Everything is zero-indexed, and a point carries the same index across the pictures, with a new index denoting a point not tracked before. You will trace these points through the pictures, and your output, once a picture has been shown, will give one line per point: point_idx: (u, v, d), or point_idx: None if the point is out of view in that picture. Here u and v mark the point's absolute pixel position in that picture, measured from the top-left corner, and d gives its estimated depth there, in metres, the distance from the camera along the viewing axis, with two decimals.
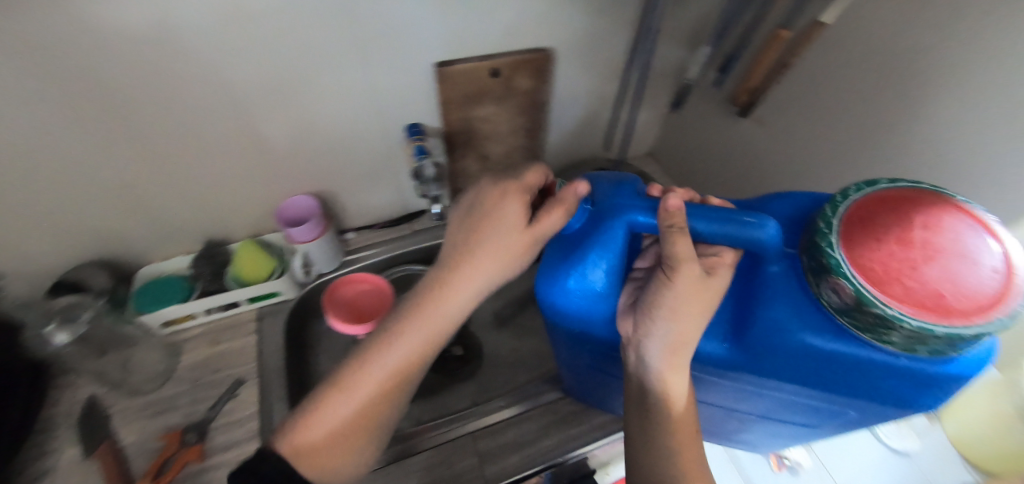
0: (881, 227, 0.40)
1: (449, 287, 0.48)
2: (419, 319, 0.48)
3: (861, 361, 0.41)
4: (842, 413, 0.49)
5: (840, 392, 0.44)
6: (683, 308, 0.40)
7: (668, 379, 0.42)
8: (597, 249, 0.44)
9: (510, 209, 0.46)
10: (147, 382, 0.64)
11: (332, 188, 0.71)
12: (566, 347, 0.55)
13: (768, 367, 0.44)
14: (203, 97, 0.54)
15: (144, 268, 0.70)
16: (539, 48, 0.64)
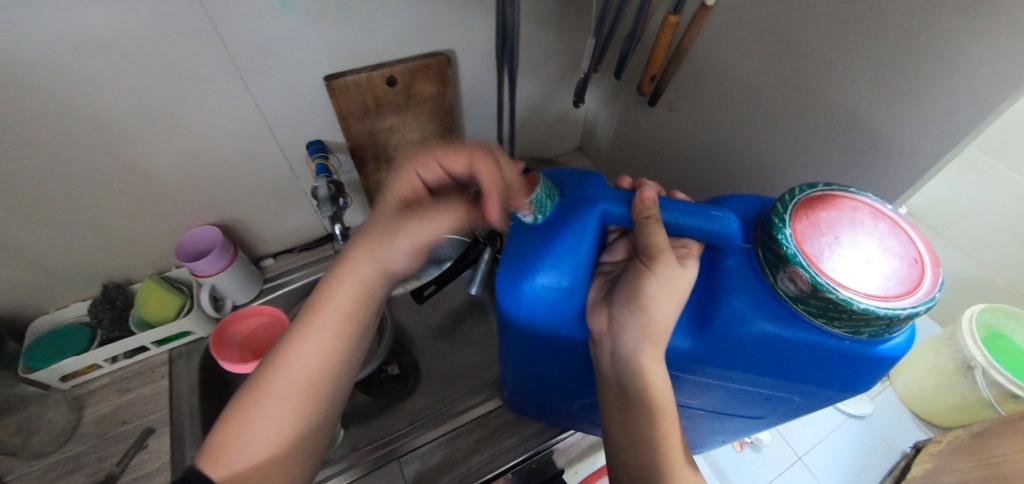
0: (821, 226, 0.40)
1: (362, 263, 0.48)
2: (332, 296, 0.47)
3: (812, 347, 0.39)
4: (791, 401, 0.47)
5: (790, 377, 0.43)
6: (663, 299, 0.39)
7: (648, 369, 0.40)
8: (569, 245, 0.41)
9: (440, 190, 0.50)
10: (51, 441, 0.58)
11: (238, 216, 0.68)
12: (518, 360, 0.51)
13: (723, 357, 0.42)
14: (65, 134, 0.50)
15: (39, 320, 0.64)
16: (434, 52, 0.62)
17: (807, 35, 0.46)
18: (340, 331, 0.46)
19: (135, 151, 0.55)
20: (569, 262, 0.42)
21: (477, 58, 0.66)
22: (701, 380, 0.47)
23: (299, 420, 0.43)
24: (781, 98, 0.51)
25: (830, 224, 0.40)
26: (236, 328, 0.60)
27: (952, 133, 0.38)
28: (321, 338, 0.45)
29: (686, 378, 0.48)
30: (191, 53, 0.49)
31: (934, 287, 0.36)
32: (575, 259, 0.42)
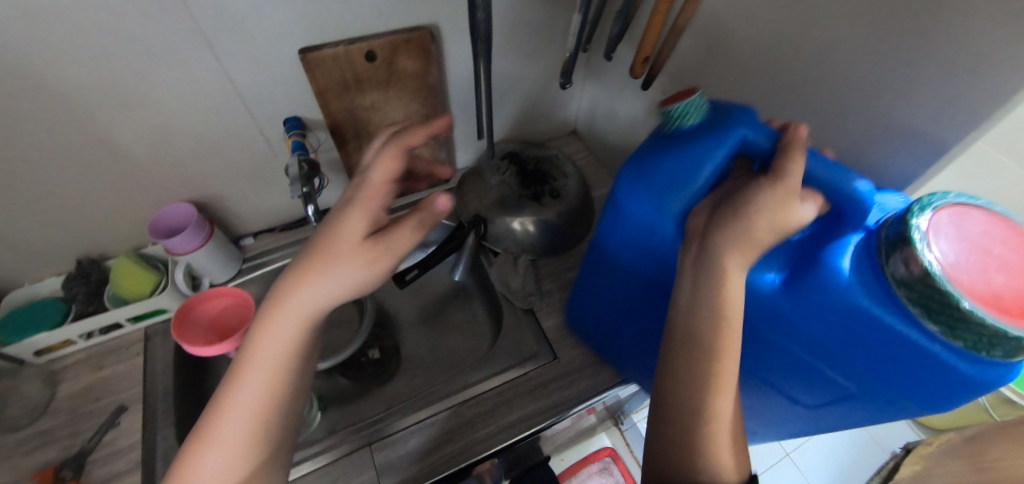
0: (964, 231, 0.33)
1: (293, 294, 0.38)
2: (269, 331, 0.38)
3: (897, 339, 0.32)
4: (850, 406, 0.40)
5: (861, 370, 0.36)
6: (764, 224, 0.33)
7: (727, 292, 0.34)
8: (679, 166, 0.37)
9: (353, 221, 0.38)
10: (23, 415, 0.58)
11: (215, 193, 0.66)
12: (610, 268, 0.49)
13: (799, 313, 0.36)
14: (24, 105, 0.48)
15: (14, 292, 0.63)
16: (416, 26, 0.58)
17: (815, 14, 0.42)
18: (280, 374, 0.38)
19: (101, 126, 0.53)
20: (673, 182, 0.38)
21: (462, 33, 0.63)
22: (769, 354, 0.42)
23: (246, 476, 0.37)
24: (783, 84, 0.48)
25: (1013, 238, 0.33)
26: (201, 310, 0.59)
27: (958, 128, 0.34)
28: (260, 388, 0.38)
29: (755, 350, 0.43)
30: (150, 23, 0.46)
31: None
32: (684, 182, 0.37)
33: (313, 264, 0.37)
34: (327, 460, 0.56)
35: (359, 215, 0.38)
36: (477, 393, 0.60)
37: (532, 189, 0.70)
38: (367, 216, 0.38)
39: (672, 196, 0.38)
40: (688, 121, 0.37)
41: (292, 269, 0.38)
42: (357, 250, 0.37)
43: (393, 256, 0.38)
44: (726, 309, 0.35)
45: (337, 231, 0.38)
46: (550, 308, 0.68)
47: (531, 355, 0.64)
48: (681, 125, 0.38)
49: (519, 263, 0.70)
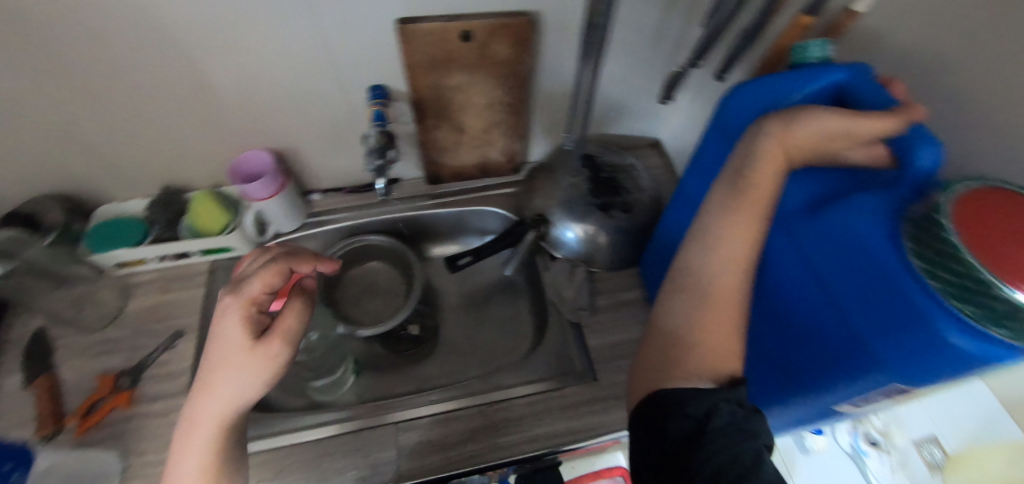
0: None
1: (196, 418, 0.39)
2: (185, 456, 0.39)
3: (877, 265, 0.33)
4: (827, 365, 0.39)
5: (839, 307, 0.37)
6: (797, 139, 0.39)
7: (751, 192, 0.40)
8: (775, 83, 0.42)
9: (230, 329, 0.41)
10: (98, 320, 0.64)
11: (293, 146, 0.67)
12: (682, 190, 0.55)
13: (808, 230, 0.40)
14: (138, 38, 0.50)
15: (105, 206, 0.68)
16: (518, 11, 0.55)
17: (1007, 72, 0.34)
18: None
19: (199, 65, 0.54)
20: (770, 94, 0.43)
21: (563, 24, 0.59)
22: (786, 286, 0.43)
23: None
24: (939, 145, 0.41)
25: None
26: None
27: None
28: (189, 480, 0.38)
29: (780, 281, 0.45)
30: None
31: None
32: (777, 97, 0.42)
33: (213, 373, 0.40)
34: (351, 429, 0.57)
35: (235, 322, 0.41)
36: (508, 398, 0.59)
37: (602, 199, 0.67)
38: (242, 320, 0.41)
39: (760, 108, 0.43)
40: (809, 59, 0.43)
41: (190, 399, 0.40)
42: (241, 358, 0.40)
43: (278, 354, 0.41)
44: (744, 203, 0.41)
45: (221, 340, 0.41)
46: (600, 327, 0.65)
47: (569, 371, 0.62)
48: (801, 60, 0.43)
49: (575, 270, 0.68)
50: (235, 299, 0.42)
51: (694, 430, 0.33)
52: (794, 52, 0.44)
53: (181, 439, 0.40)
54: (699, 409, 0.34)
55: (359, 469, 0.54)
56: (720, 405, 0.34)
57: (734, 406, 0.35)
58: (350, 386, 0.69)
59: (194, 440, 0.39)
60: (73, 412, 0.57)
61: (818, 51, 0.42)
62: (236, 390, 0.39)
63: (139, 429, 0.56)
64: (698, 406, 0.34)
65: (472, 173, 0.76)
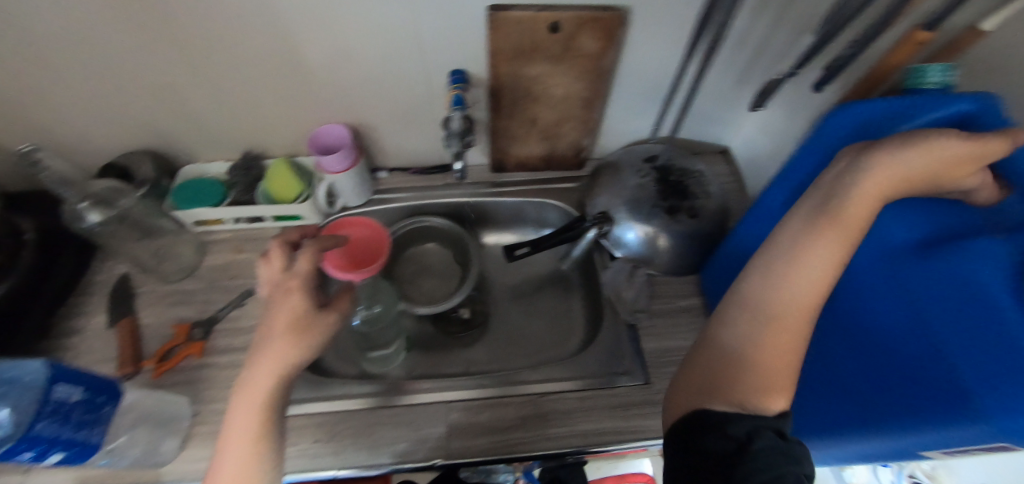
0: None
1: (247, 380, 0.41)
2: (240, 412, 0.40)
3: (1003, 318, 0.32)
4: (902, 405, 0.38)
5: (940, 348, 0.36)
6: (899, 167, 0.37)
7: (842, 217, 0.38)
8: (895, 107, 0.40)
9: (285, 305, 0.43)
10: (176, 272, 0.68)
11: (368, 123, 0.69)
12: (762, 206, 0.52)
13: (920, 267, 0.39)
14: (244, 8, 0.52)
15: (189, 167, 0.72)
16: (610, 5, 0.54)
17: None
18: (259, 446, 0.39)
19: (294, 37, 0.57)
20: (881, 116, 0.41)
21: (653, 22, 0.57)
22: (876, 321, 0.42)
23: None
24: None
25: None
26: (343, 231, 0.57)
27: None
28: (235, 449, 0.39)
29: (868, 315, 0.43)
30: None
31: None
32: (893, 121, 0.40)
33: (266, 345, 0.41)
34: (373, 405, 0.58)
35: (288, 299, 0.43)
36: (559, 391, 0.60)
37: (669, 202, 0.66)
38: (297, 296, 0.43)
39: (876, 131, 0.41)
40: (927, 85, 0.40)
41: (247, 363, 0.42)
42: (291, 329, 0.42)
43: (327, 329, 0.44)
44: (825, 230, 0.38)
45: (277, 312, 0.43)
46: (655, 331, 0.65)
47: (621, 371, 0.61)
48: (917, 84, 0.41)
49: (635, 275, 0.67)
50: (285, 278, 0.44)
51: (733, 451, 0.33)
52: (910, 76, 0.41)
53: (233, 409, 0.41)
54: (739, 430, 0.33)
55: (410, 441, 0.56)
56: (762, 429, 0.33)
57: (774, 435, 0.34)
58: (399, 362, 0.70)
59: (244, 411, 0.40)
60: (150, 355, 0.61)
61: (938, 77, 0.39)
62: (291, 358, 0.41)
63: (209, 378, 0.60)
64: (740, 427, 0.33)
65: (535, 164, 0.77)
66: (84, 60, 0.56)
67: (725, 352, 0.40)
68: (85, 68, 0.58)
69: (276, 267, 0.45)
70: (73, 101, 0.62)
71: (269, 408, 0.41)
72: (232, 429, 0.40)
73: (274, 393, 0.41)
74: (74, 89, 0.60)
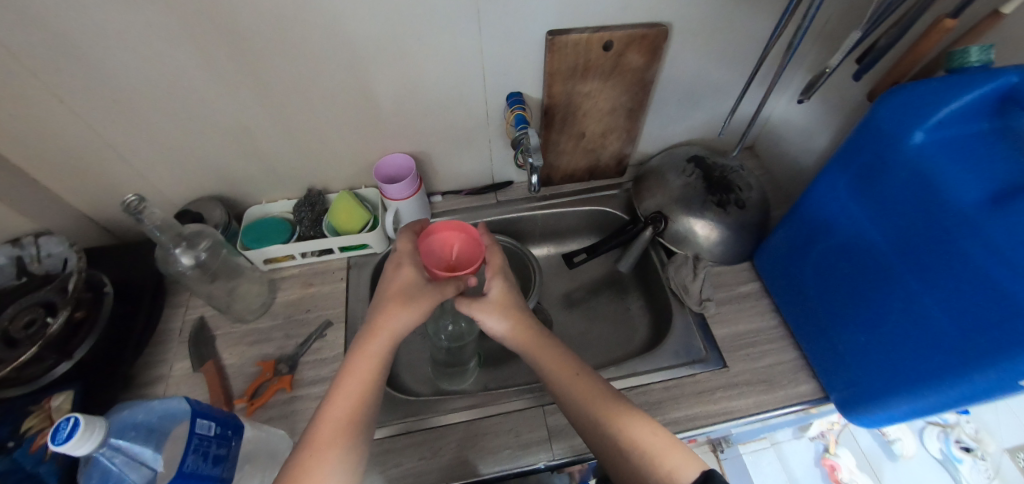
0: None
1: (361, 351, 0.49)
2: (348, 373, 0.48)
3: None
4: (995, 352, 0.40)
5: (1018, 298, 0.38)
6: (492, 300, 0.56)
7: (491, 308, 0.56)
8: (946, 86, 0.44)
9: (404, 274, 0.54)
10: (250, 312, 0.69)
11: (427, 150, 0.73)
12: (829, 189, 0.56)
13: (996, 223, 0.39)
14: (327, 51, 0.57)
15: (254, 208, 0.75)
16: (656, 23, 0.60)
17: None
18: (357, 406, 0.46)
19: (368, 75, 0.61)
20: (932, 93, 0.44)
21: (691, 35, 0.63)
22: (961, 275, 0.43)
23: (340, 466, 0.42)
24: None
25: None
26: (439, 233, 0.58)
27: None
28: (332, 427, 0.44)
29: (951, 271, 0.44)
30: None
31: None
32: (941, 95, 0.44)
33: (381, 311, 0.51)
34: (471, 417, 0.60)
35: (405, 269, 0.54)
36: (645, 384, 0.62)
37: (717, 196, 0.70)
38: (412, 270, 0.54)
39: (928, 106, 0.44)
40: (972, 63, 0.46)
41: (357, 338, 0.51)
42: (400, 296, 0.52)
43: (432, 298, 0.52)
44: (508, 309, 0.56)
45: (392, 284, 0.54)
46: (722, 318, 0.68)
47: (699, 359, 0.64)
48: (961, 64, 0.46)
49: (699, 267, 0.70)
50: (407, 257, 0.56)
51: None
52: (953, 58, 0.47)
53: (335, 389, 0.47)
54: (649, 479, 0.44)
55: (513, 448, 0.57)
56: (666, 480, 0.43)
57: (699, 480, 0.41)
58: (473, 377, 0.72)
59: (350, 385, 0.47)
60: (240, 394, 0.61)
61: (980, 56, 0.45)
62: (402, 323, 0.51)
63: (302, 410, 0.60)
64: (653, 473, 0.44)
65: (580, 175, 0.82)
66: (171, 111, 0.60)
67: (593, 437, 0.48)
68: (169, 118, 0.61)
69: (395, 256, 0.57)
70: (152, 150, 0.64)
71: (365, 392, 0.47)
72: (333, 404, 0.46)
73: (381, 359, 0.50)
74: (155, 140, 0.63)
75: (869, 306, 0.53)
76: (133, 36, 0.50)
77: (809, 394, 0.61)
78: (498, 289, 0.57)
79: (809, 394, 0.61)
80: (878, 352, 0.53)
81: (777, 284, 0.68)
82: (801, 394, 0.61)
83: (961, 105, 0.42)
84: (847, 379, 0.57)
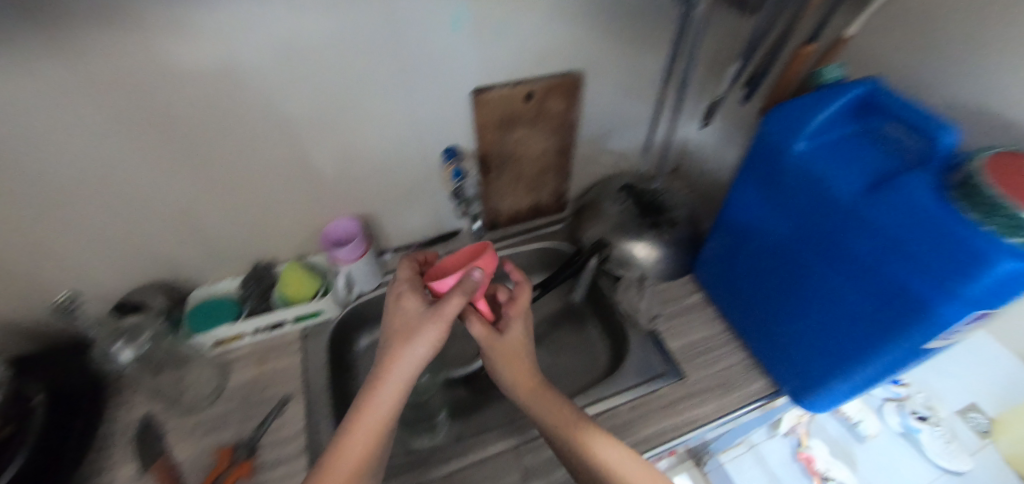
0: (1015, 180, 0.40)
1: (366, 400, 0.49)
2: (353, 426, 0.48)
3: (940, 227, 0.41)
4: (901, 320, 0.46)
5: (904, 272, 0.45)
6: (512, 344, 0.59)
7: (511, 348, 0.59)
8: (811, 105, 0.52)
9: (408, 306, 0.53)
10: (201, 400, 0.65)
11: (372, 211, 0.75)
12: (738, 200, 0.63)
13: (874, 210, 0.46)
14: (265, 127, 0.59)
15: (198, 290, 0.74)
16: (569, 71, 0.67)
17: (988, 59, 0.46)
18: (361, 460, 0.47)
19: (304, 146, 0.63)
20: (802, 111, 0.53)
21: (603, 78, 0.70)
22: (854, 261, 0.49)
23: None
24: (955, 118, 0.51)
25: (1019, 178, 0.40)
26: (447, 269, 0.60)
27: None
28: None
29: (846, 259, 0.50)
30: (369, 67, 0.57)
31: None
32: (809, 111, 0.52)
33: (383, 352, 0.50)
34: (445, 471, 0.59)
35: (410, 300, 0.53)
36: (612, 406, 0.64)
37: (651, 218, 0.76)
38: (417, 300, 0.53)
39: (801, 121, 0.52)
40: (827, 79, 0.55)
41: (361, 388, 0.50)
42: (402, 330, 0.50)
43: (435, 320, 0.49)
44: (524, 351, 0.59)
45: (396, 319, 0.53)
46: (674, 331, 0.72)
47: (658, 374, 0.67)
48: (821, 82, 0.55)
49: (644, 287, 0.76)
50: (408, 288, 0.54)
51: None
52: (814, 78, 0.56)
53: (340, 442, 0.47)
54: None
55: None
56: None
57: None
58: (444, 429, 0.71)
59: (357, 438, 0.47)
60: None
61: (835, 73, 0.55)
62: (408, 361, 0.49)
63: None
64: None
65: (525, 215, 0.86)
66: (106, 204, 0.59)
67: (575, 466, 0.50)
68: (103, 210, 0.60)
69: (397, 288, 0.55)
70: (83, 246, 0.62)
71: (369, 444, 0.47)
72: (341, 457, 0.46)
73: (389, 406, 0.49)
74: (89, 234, 0.61)
75: (790, 299, 0.59)
76: (62, 134, 0.51)
77: (764, 391, 0.65)
78: (515, 331, 0.60)
79: (764, 391, 0.65)
80: (807, 340, 0.58)
81: (715, 291, 0.73)
82: (757, 391, 0.65)
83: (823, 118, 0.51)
84: (789, 371, 0.62)
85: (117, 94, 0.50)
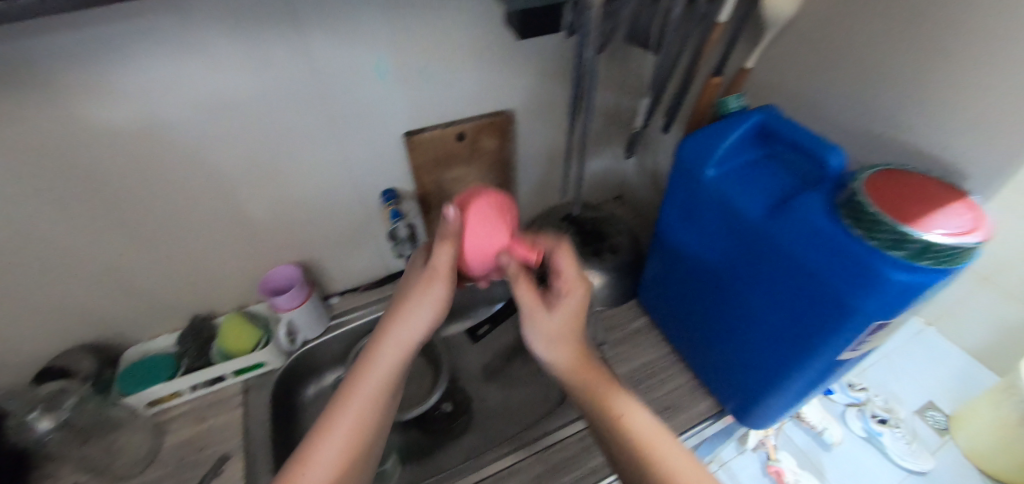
0: (893, 198, 0.43)
1: (361, 367, 0.48)
2: (344, 395, 0.47)
3: (833, 244, 0.43)
4: (814, 334, 0.47)
5: (808, 287, 0.46)
6: (560, 319, 0.49)
7: (552, 325, 0.49)
8: (716, 133, 0.55)
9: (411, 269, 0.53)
10: (132, 465, 0.62)
11: (314, 256, 0.75)
12: (666, 225, 0.65)
13: (777, 229, 0.48)
14: (192, 183, 0.59)
15: (131, 350, 0.72)
16: (499, 111, 0.70)
17: (863, 87, 0.51)
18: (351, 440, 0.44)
19: (235, 197, 0.63)
20: (709, 139, 0.56)
21: (534, 115, 0.73)
22: (768, 279, 0.51)
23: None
24: (844, 141, 0.55)
25: (897, 197, 0.43)
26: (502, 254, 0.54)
27: (992, 167, 0.42)
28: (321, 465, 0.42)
29: (761, 278, 0.52)
30: (296, 118, 0.58)
31: (939, 233, 0.39)
32: (714, 139, 0.55)
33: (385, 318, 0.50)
34: None
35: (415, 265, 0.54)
36: (560, 439, 0.63)
37: (592, 246, 0.78)
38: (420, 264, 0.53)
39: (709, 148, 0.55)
40: (730, 109, 0.58)
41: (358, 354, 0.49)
42: (402, 293, 0.51)
43: (429, 274, 0.49)
44: (578, 325, 0.50)
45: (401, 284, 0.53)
46: (621, 357, 0.73)
47: None
48: (725, 112, 0.59)
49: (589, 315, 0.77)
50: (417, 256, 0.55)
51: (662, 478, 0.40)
52: (719, 107, 0.59)
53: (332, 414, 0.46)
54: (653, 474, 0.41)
55: None
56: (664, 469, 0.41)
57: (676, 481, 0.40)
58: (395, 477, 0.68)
59: (350, 407, 0.46)
60: None
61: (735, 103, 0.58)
62: (405, 322, 0.49)
63: None
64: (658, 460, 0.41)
65: None
66: (28, 270, 0.58)
67: (602, 439, 0.45)
68: (26, 276, 0.58)
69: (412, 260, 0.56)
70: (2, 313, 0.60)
71: (361, 418, 0.45)
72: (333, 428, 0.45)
73: (387, 371, 0.48)
74: (11, 301, 0.59)
75: (720, 318, 0.61)
76: None
77: (710, 411, 0.65)
78: (567, 307, 0.49)
79: (709, 411, 0.65)
80: (738, 358, 0.59)
81: (657, 314, 0.74)
82: (703, 412, 0.65)
83: (727, 144, 0.54)
84: (729, 390, 0.63)
85: (31, 160, 0.49)
